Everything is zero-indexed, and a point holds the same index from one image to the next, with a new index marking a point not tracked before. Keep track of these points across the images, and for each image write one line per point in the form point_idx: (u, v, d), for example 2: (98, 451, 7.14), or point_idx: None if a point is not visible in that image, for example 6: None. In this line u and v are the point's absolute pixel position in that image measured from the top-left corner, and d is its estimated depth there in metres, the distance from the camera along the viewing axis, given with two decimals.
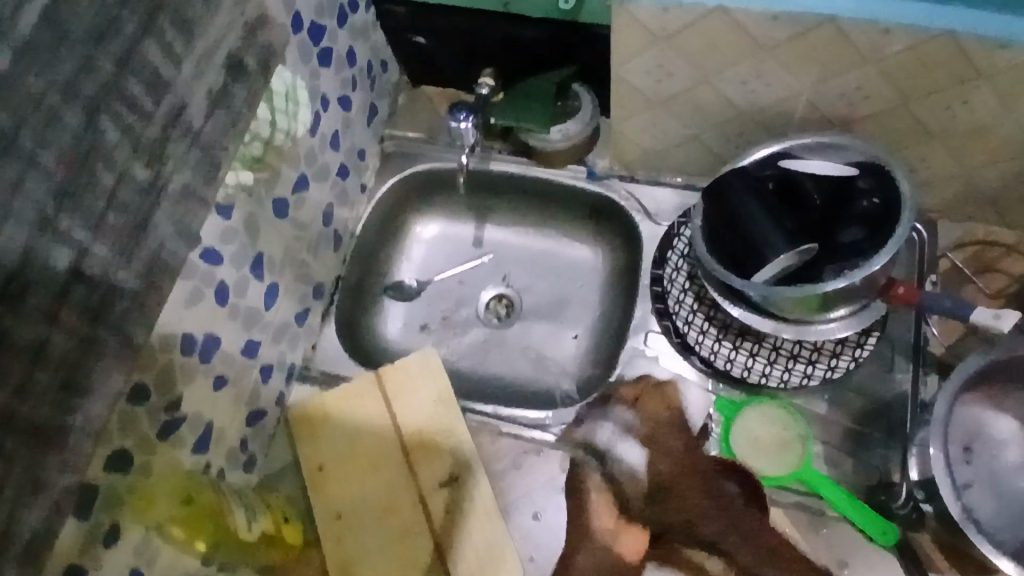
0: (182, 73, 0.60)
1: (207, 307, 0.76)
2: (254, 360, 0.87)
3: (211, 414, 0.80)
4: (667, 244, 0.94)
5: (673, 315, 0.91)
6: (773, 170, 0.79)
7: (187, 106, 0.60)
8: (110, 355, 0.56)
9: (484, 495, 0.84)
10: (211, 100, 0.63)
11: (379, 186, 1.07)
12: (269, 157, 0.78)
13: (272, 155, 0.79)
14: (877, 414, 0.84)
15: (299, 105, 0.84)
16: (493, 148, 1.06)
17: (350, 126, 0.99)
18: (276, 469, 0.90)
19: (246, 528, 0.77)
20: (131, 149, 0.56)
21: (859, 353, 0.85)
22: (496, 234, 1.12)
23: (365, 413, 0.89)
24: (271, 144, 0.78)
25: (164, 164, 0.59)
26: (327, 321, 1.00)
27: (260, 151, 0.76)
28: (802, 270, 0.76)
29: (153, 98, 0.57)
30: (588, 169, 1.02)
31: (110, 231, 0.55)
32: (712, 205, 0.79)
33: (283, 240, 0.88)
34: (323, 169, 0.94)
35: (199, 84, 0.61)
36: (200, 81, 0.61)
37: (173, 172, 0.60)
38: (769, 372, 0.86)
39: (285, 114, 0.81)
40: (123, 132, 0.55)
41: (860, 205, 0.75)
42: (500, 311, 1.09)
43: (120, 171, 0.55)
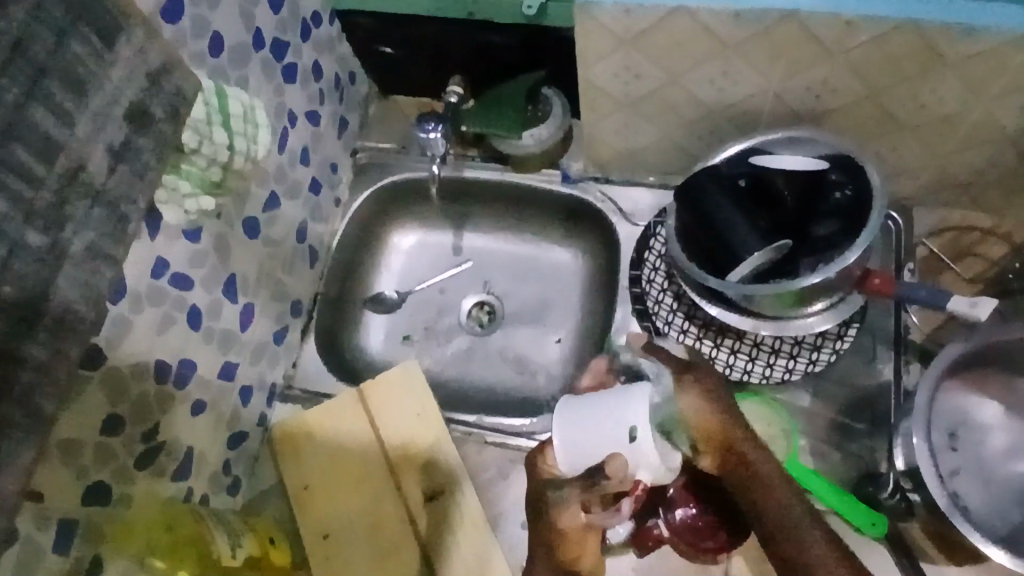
0: (80, 133, 0.58)
1: (179, 334, 0.75)
2: (233, 382, 0.86)
3: (191, 440, 0.79)
4: (645, 244, 0.94)
5: (653, 316, 0.90)
6: (744, 167, 0.79)
7: (86, 165, 0.59)
8: (27, 402, 0.57)
9: (472, 507, 0.83)
10: (113, 155, 0.61)
11: (354, 198, 1.06)
12: (229, 181, 0.74)
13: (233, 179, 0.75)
14: (860, 405, 0.84)
15: (259, 125, 0.77)
16: (466, 155, 1.05)
17: (319, 141, 0.98)
18: (261, 491, 0.89)
19: (229, 554, 0.74)
20: (22, 218, 0.55)
21: (840, 345, 0.84)
22: (475, 241, 1.11)
23: (349, 430, 0.88)
24: (232, 167, 0.73)
25: (63, 228, 0.58)
26: (307, 338, 0.99)
27: (220, 177, 0.72)
28: (780, 265, 0.75)
29: (66, 123, 0.56)
30: (562, 172, 1.02)
31: (17, 281, 0.55)
32: (686, 204, 0.79)
33: (255, 260, 0.87)
34: (295, 186, 0.93)
35: (96, 138, 0.59)
36: (97, 138, 0.59)
37: (76, 235, 0.59)
38: (751, 369, 0.86)
39: (243, 133, 0.74)
40: (25, 179, 0.54)
41: (833, 197, 0.75)
42: (482, 318, 1.08)
43: (42, 210, 0.55)
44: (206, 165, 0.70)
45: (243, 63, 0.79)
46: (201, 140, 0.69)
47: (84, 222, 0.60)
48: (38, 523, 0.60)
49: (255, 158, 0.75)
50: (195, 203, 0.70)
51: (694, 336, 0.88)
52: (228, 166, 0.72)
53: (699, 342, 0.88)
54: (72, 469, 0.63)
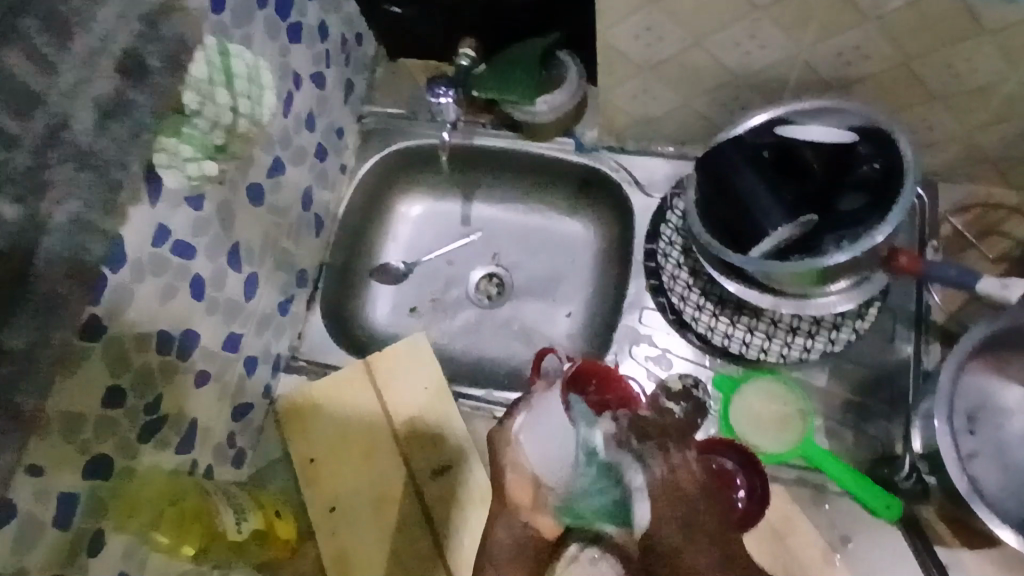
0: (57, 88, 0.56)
1: (182, 304, 0.73)
2: (238, 352, 0.84)
3: (195, 411, 0.78)
4: (660, 216, 0.90)
5: (668, 291, 0.87)
6: (770, 137, 0.75)
7: (69, 122, 0.56)
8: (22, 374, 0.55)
9: (479, 482, 0.82)
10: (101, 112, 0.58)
11: (361, 165, 1.03)
12: (233, 144, 0.75)
13: (235, 142, 0.75)
14: (879, 385, 0.82)
15: (263, 88, 0.79)
16: (478, 122, 1.01)
17: (325, 104, 0.94)
18: (267, 463, 0.88)
19: (234, 529, 0.74)
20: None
21: (859, 324, 0.83)
22: (484, 211, 1.09)
23: (355, 402, 0.87)
24: (235, 131, 0.74)
25: (42, 196, 0.55)
26: (313, 308, 0.97)
27: (221, 140, 0.72)
28: (804, 240, 0.72)
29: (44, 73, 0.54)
30: (575, 140, 0.98)
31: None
32: (707, 175, 0.76)
33: (260, 228, 0.84)
34: (300, 151, 0.90)
35: (83, 92, 0.57)
36: (81, 92, 0.57)
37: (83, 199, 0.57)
38: (768, 347, 0.84)
39: (247, 96, 0.76)
40: None
41: (860, 170, 0.72)
42: (490, 291, 1.06)
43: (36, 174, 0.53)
44: (210, 128, 0.70)
45: (246, 21, 0.76)
46: (203, 100, 0.68)
47: (69, 185, 0.56)
48: (40, 496, 0.59)
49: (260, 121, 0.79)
50: (199, 167, 0.70)
51: (710, 312, 0.86)
52: (229, 129, 0.73)
53: (714, 318, 0.86)
54: (75, 443, 0.62)
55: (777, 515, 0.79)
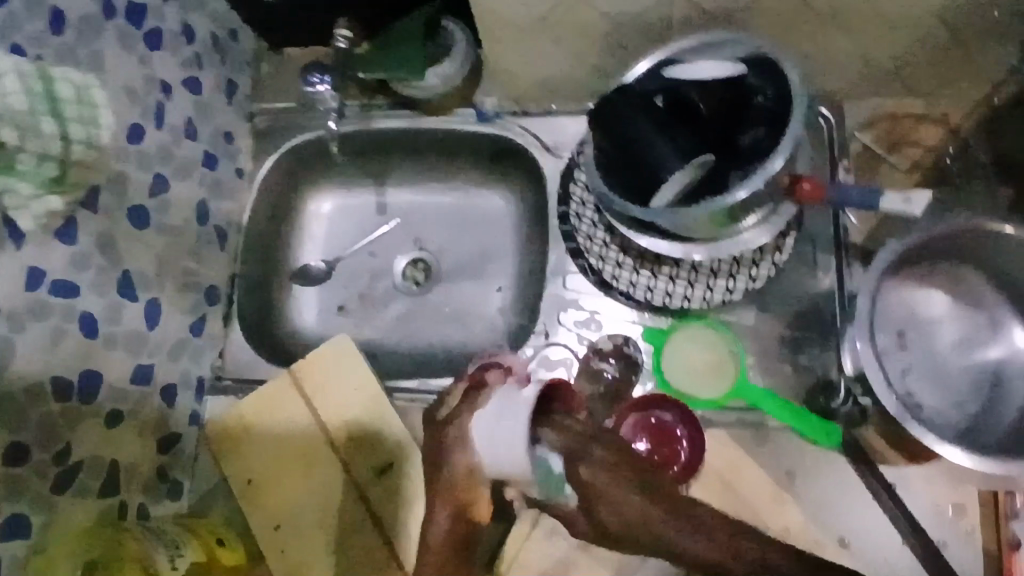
0: None
1: (75, 345, 0.69)
2: (152, 384, 0.80)
3: (114, 452, 0.74)
4: (570, 178, 0.89)
5: (587, 253, 0.86)
6: (658, 83, 0.73)
7: None
8: None
9: (424, 476, 0.80)
10: None
11: (260, 168, 0.99)
12: (74, 172, 0.68)
13: (79, 171, 0.69)
14: (807, 315, 0.82)
15: (97, 108, 0.71)
16: (373, 104, 0.98)
17: (206, 110, 0.89)
18: (206, 491, 0.85)
19: (169, 567, 0.70)
20: None
21: (778, 258, 0.82)
22: (399, 196, 1.05)
23: (286, 416, 0.84)
24: (71, 157, 0.67)
25: None
26: (232, 324, 0.93)
27: (59, 171, 0.65)
28: (709, 181, 0.70)
29: None
30: (476, 111, 0.95)
31: None
32: (600, 130, 0.73)
33: (151, 251, 0.80)
34: (184, 164, 0.85)
35: None
36: None
37: None
38: (691, 294, 0.83)
39: (79, 120, 0.68)
40: None
41: (753, 102, 0.70)
42: (417, 277, 1.02)
43: None
44: (38, 161, 0.64)
45: (90, 35, 0.71)
46: (24, 134, 0.63)
47: None
48: None
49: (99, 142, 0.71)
50: (43, 204, 0.64)
51: (630, 269, 0.85)
52: (66, 159, 0.67)
53: (635, 274, 0.85)
54: None
55: (722, 463, 0.78)
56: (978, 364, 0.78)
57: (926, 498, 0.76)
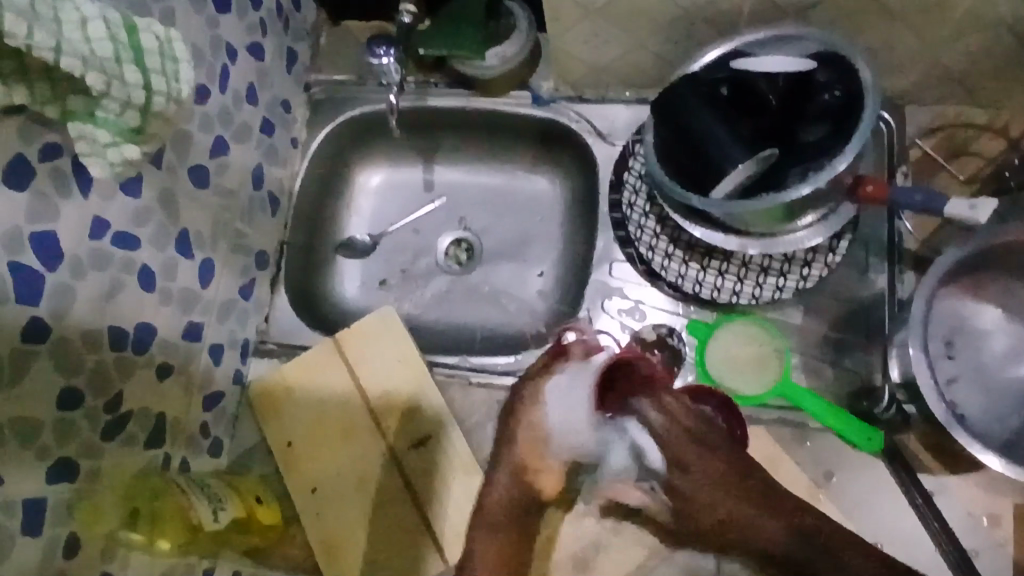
0: None
1: (132, 298, 0.71)
2: (201, 342, 0.82)
3: (162, 405, 0.76)
4: (623, 165, 0.88)
5: (636, 242, 0.86)
6: (726, 72, 0.72)
7: None
8: None
9: (460, 450, 0.81)
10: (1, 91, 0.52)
11: (313, 137, 1.00)
12: (152, 125, 0.62)
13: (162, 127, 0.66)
14: (854, 318, 0.81)
15: (178, 60, 0.60)
16: (429, 81, 0.98)
17: (266, 77, 0.91)
18: (245, 451, 0.87)
19: (211, 519, 0.72)
20: None
21: (831, 259, 0.81)
22: (447, 175, 1.06)
23: (328, 382, 0.85)
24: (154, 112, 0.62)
25: None
26: (278, 290, 0.94)
27: (139, 122, 0.60)
28: (767, 176, 0.70)
29: None
30: (532, 94, 0.95)
31: None
32: (663, 116, 0.73)
33: (208, 212, 0.81)
34: (243, 128, 0.86)
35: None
36: None
37: None
38: (740, 290, 0.82)
39: (161, 72, 0.59)
40: None
41: (822, 99, 0.69)
42: (460, 256, 1.03)
43: None
44: (120, 109, 0.59)
45: None
46: (109, 81, 0.55)
47: None
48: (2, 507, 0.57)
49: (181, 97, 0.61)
50: (118, 153, 0.62)
51: (679, 260, 0.84)
52: (147, 109, 0.60)
53: (684, 266, 0.84)
54: (32, 449, 0.60)
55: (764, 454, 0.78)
56: None
57: (965, 510, 0.75)
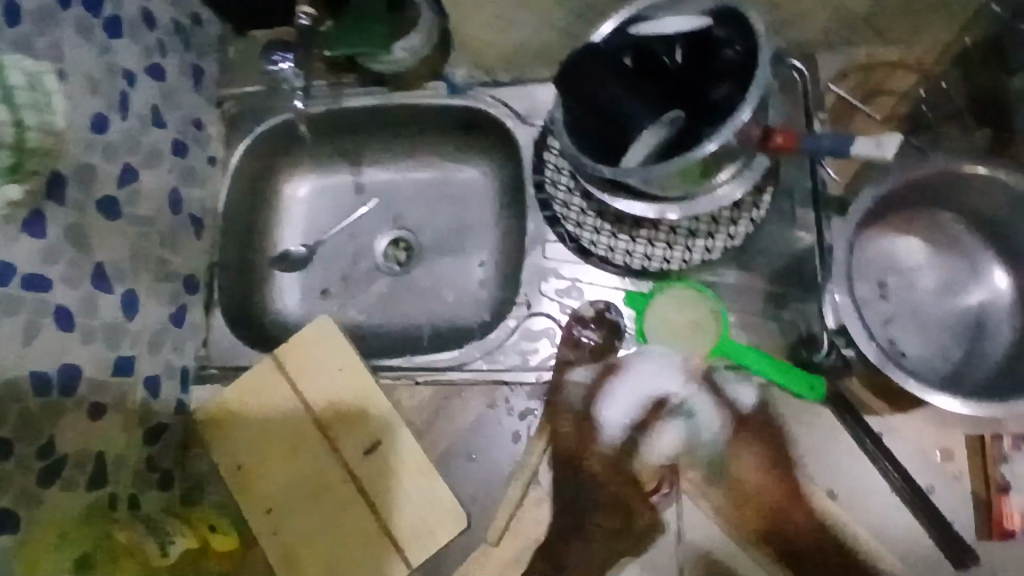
0: None
1: (53, 340, 0.69)
2: (135, 375, 0.80)
3: (101, 444, 0.74)
4: (543, 146, 0.88)
5: (564, 220, 0.85)
6: (627, 40, 0.71)
7: None
8: None
9: (412, 452, 0.80)
10: None
11: (232, 153, 0.97)
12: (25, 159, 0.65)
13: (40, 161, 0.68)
14: (787, 270, 0.81)
15: (53, 94, 0.70)
16: (342, 82, 0.96)
17: (171, 98, 0.88)
18: (198, 480, 0.85)
19: (159, 553, 0.72)
20: None
21: (756, 214, 0.81)
22: (376, 175, 1.04)
23: (272, 400, 0.84)
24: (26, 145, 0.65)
25: None
26: (214, 313, 0.92)
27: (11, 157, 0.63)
28: (680, 138, 0.69)
29: None
30: (447, 84, 0.93)
31: None
32: (568, 92, 0.71)
33: (125, 242, 0.79)
34: (153, 153, 0.84)
35: None
36: None
37: None
38: (669, 256, 0.83)
39: (33, 107, 0.67)
40: None
41: (724, 55, 0.68)
42: (400, 256, 1.02)
43: None
44: None
45: (47, 24, 0.70)
46: None
47: None
48: None
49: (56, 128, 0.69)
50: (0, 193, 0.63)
51: (608, 233, 0.84)
52: (17, 143, 0.64)
53: (614, 238, 0.84)
54: None
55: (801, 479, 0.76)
56: (961, 308, 0.78)
57: (913, 446, 0.76)
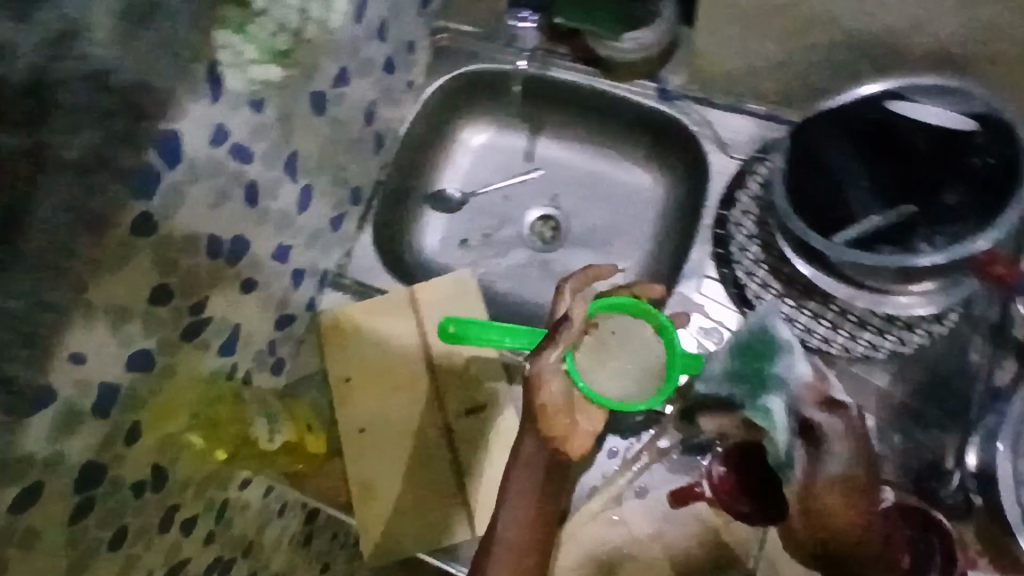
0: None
1: (235, 210, 0.70)
2: (286, 264, 0.82)
3: (240, 317, 0.76)
4: (739, 182, 0.86)
5: (734, 264, 0.84)
6: (876, 112, 0.70)
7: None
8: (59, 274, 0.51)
9: (509, 429, 0.82)
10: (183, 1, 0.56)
11: (428, 85, 0.98)
12: (298, 51, 0.69)
13: (300, 49, 0.69)
14: (941, 393, 0.78)
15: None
16: (555, 52, 0.95)
17: (400, 15, 0.89)
18: (304, 375, 0.88)
19: (266, 438, 0.78)
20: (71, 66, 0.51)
21: (935, 328, 0.79)
22: (549, 149, 1.04)
23: (396, 331, 0.87)
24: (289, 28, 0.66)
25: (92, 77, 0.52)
26: (364, 228, 0.95)
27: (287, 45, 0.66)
28: (894, 232, 0.69)
29: None
30: (658, 86, 0.91)
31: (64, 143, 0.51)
32: (798, 148, 0.73)
33: (318, 138, 0.80)
34: (367, 63, 0.85)
35: None
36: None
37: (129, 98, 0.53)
38: (831, 338, 0.80)
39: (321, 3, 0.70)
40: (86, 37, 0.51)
41: (971, 162, 0.66)
42: (544, 234, 1.02)
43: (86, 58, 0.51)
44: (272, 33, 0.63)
45: None
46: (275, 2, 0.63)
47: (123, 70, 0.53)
48: (81, 386, 0.55)
49: (328, 27, 0.73)
50: (259, 71, 0.63)
51: (774, 293, 0.82)
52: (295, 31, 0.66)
53: (779, 300, 0.82)
54: (118, 337, 0.57)
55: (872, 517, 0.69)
56: None
57: None
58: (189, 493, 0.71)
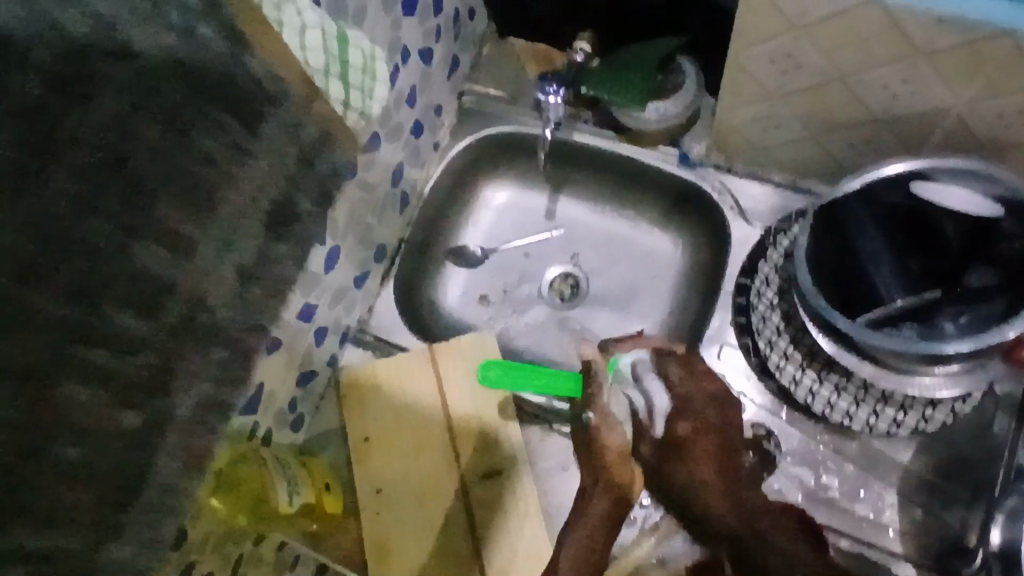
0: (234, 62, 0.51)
1: None
2: (310, 323, 0.83)
3: (264, 376, 0.77)
4: (760, 253, 0.86)
5: (755, 333, 0.84)
6: (902, 195, 0.71)
7: None
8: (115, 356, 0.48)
9: (527, 494, 0.82)
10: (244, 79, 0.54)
11: (453, 145, 1.01)
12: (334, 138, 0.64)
13: None
14: (963, 469, 0.78)
15: (378, 80, 0.67)
16: (580, 117, 0.97)
17: (429, 81, 0.91)
18: (323, 431, 0.89)
19: (286, 503, 0.75)
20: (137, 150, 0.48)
21: (959, 407, 0.77)
22: (569, 208, 1.05)
23: (414, 392, 0.87)
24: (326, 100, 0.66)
25: None
26: (387, 284, 0.96)
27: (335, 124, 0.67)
28: (919, 312, 0.71)
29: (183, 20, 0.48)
30: (680, 153, 0.94)
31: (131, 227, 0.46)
32: (827, 225, 0.73)
33: (349, 202, 0.82)
34: (397, 127, 0.87)
35: None
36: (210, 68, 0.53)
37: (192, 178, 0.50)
38: (853, 413, 0.79)
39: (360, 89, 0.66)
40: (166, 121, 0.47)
41: (1000, 248, 0.69)
42: (563, 291, 1.03)
43: None
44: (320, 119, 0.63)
45: None
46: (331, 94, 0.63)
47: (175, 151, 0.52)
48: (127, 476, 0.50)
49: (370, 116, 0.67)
50: None
51: (796, 364, 0.81)
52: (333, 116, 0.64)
53: (800, 371, 0.81)
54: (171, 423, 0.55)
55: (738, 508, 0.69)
56: None
57: None
58: (208, 550, 0.69)
